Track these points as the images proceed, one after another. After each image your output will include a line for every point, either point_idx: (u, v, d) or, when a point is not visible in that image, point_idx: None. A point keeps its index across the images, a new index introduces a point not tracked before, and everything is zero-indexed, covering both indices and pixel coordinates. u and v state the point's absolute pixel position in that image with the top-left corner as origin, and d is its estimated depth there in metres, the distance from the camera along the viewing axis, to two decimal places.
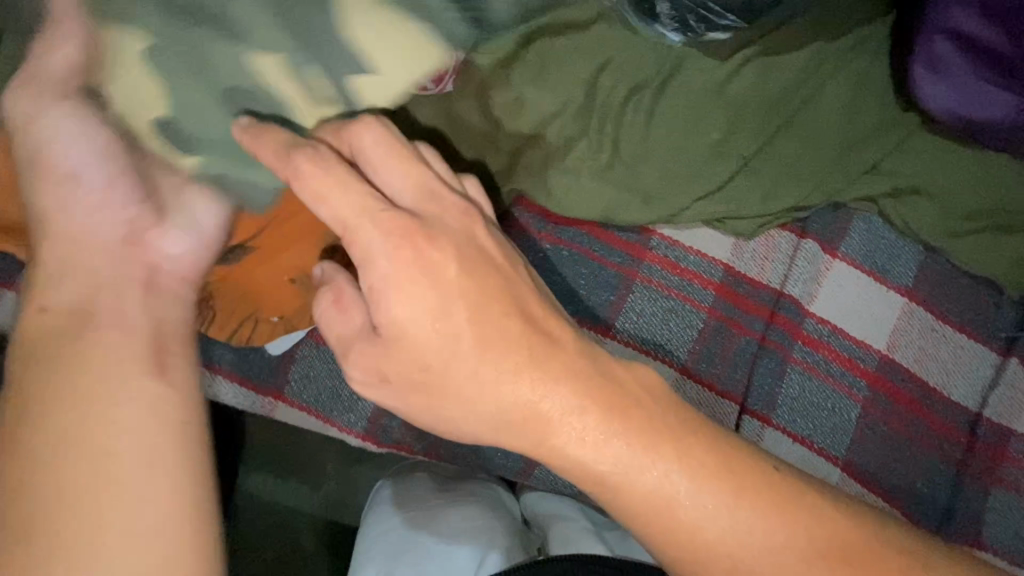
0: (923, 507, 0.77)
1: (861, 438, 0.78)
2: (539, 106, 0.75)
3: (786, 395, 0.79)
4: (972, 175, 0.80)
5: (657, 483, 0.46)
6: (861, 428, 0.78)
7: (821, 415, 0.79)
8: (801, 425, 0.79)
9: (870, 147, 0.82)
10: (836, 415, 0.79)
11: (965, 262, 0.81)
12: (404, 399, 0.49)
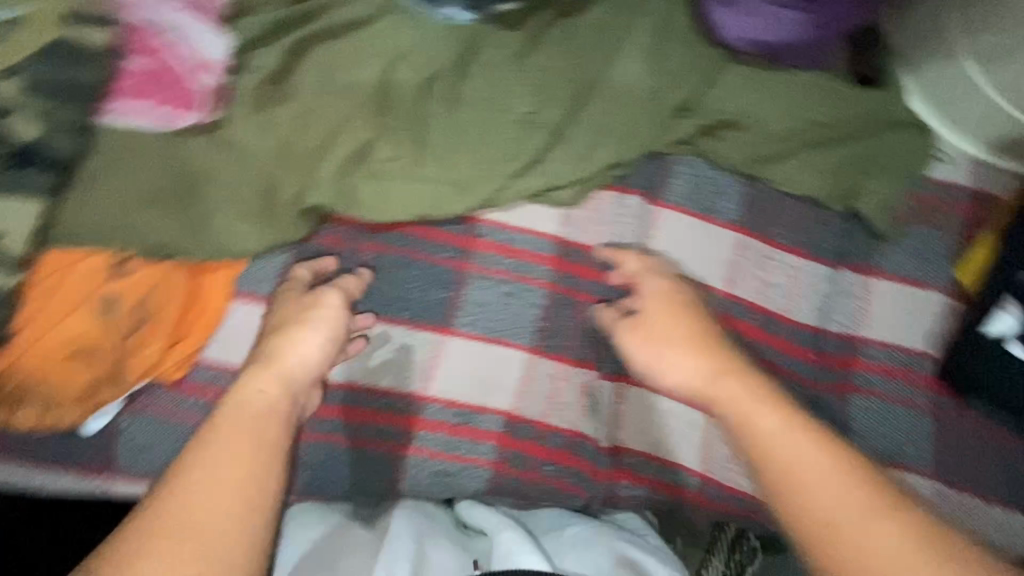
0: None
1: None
2: (329, 116, 0.74)
3: None
4: (782, 99, 0.83)
5: (773, 429, 0.56)
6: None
7: None
8: None
9: (677, 90, 0.83)
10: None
11: (785, 186, 0.81)
12: (646, 356, 0.70)
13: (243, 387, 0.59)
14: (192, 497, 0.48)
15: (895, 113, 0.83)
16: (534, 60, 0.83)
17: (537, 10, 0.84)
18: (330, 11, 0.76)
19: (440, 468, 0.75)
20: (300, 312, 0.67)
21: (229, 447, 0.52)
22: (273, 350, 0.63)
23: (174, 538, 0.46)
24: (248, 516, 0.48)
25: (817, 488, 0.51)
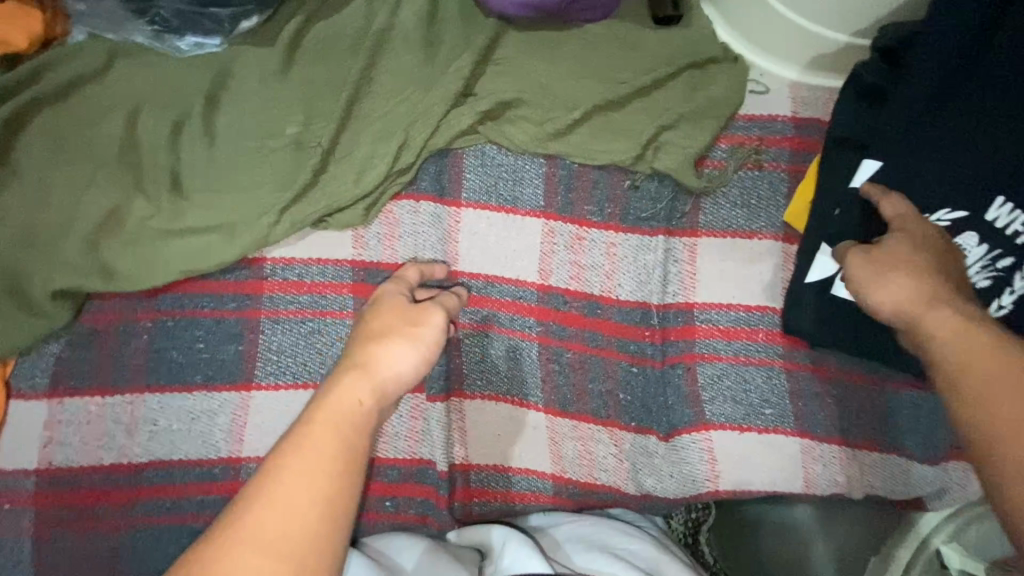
0: (633, 413, 0.75)
1: (555, 376, 0.75)
2: (67, 188, 0.69)
3: (468, 363, 0.76)
4: (571, 61, 0.76)
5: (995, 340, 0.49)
6: (549, 364, 0.75)
7: (505, 367, 0.75)
8: (494, 384, 0.76)
9: (452, 74, 0.75)
10: (522, 361, 0.75)
11: (587, 157, 0.73)
12: (868, 277, 0.58)
13: (339, 386, 0.53)
14: (281, 509, 0.44)
15: (699, 49, 0.76)
16: (295, 73, 0.76)
17: (289, 16, 0.77)
18: (50, 73, 0.71)
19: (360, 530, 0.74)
20: (407, 314, 0.62)
21: (307, 468, 0.47)
22: (364, 359, 0.56)
23: (245, 546, 0.43)
24: (325, 543, 0.44)
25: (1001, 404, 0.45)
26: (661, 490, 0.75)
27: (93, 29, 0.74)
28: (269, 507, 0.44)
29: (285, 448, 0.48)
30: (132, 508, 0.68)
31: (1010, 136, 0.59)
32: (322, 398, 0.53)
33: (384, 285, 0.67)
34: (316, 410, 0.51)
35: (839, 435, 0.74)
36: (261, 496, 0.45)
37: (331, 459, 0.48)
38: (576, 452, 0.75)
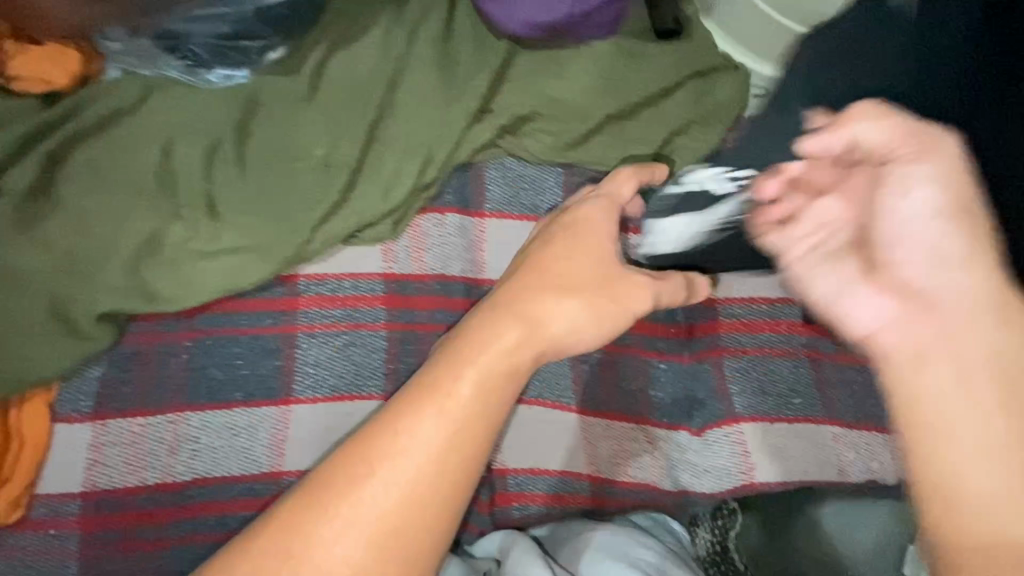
0: (662, 408, 0.77)
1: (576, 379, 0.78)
2: (107, 216, 0.71)
3: None
4: (580, 76, 0.80)
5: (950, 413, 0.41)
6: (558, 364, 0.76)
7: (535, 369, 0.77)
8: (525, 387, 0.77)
9: (470, 93, 0.79)
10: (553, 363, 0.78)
11: (604, 164, 0.77)
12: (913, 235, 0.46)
13: (498, 339, 0.51)
14: (414, 466, 0.46)
15: (700, 60, 0.81)
16: (321, 100, 0.80)
17: (312, 45, 0.80)
18: (88, 109, 0.74)
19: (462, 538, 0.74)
20: (606, 277, 0.57)
21: (443, 433, 0.47)
22: (530, 314, 0.53)
23: (347, 505, 0.45)
24: (433, 519, 0.47)
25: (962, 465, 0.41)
26: (697, 485, 0.76)
27: (127, 67, 0.78)
28: (406, 458, 0.46)
29: (429, 392, 0.49)
30: (177, 527, 0.68)
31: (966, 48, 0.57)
32: (476, 340, 0.51)
33: (587, 203, 0.61)
34: (478, 355, 0.50)
35: (866, 420, 0.76)
36: (398, 436, 0.47)
37: (463, 428, 0.48)
38: (610, 449, 0.76)
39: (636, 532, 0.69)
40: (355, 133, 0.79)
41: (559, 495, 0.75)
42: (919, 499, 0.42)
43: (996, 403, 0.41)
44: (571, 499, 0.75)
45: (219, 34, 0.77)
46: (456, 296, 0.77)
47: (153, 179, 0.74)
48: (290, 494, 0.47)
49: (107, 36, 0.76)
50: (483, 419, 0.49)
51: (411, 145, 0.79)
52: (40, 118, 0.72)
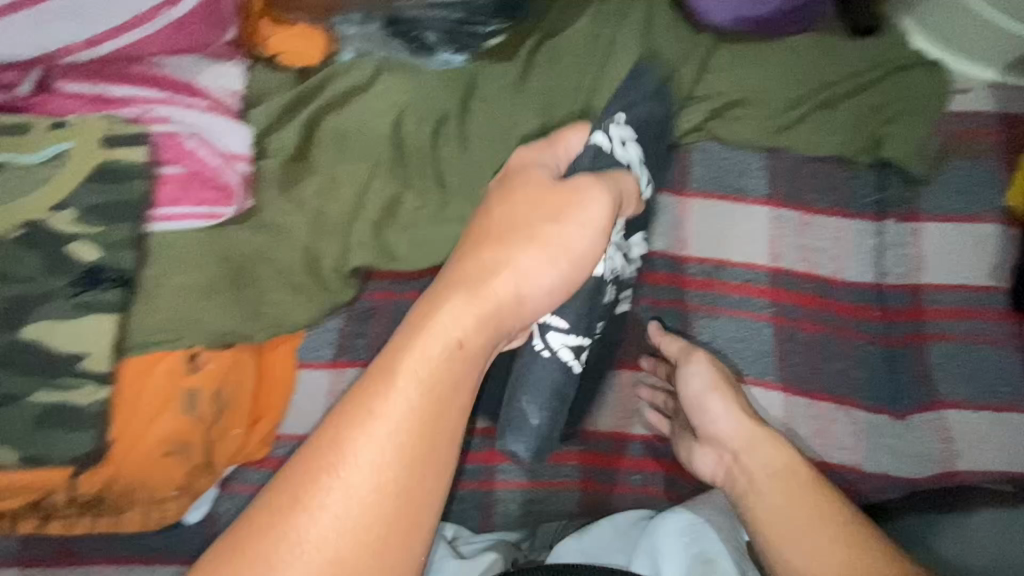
0: (849, 389, 0.78)
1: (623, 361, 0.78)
2: (351, 180, 0.76)
3: (696, 342, 0.78)
4: (784, 65, 0.83)
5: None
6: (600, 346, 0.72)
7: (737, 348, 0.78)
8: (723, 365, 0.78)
9: (678, 81, 0.83)
10: (753, 343, 0.78)
11: (810, 150, 0.80)
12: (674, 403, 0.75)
13: (445, 304, 0.46)
14: (344, 494, 0.41)
15: (904, 53, 0.83)
16: (532, 84, 0.85)
17: (526, 35, 0.86)
18: (334, 82, 0.80)
19: (506, 495, 0.76)
20: (547, 203, 0.52)
21: (394, 432, 0.42)
22: (489, 262, 0.48)
23: (297, 542, 0.40)
24: (396, 533, 0.41)
25: (803, 555, 0.53)
26: (900, 470, 0.76)
27: (361, 49, 0.83)
28: (373, 436, 0.42)
29: (351, 418, 0.43)
30: None
31: None
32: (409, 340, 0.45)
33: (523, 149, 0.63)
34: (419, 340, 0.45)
35: None
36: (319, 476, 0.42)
37: (439, 397, 0.44)
38: (812, 429, 0.77)
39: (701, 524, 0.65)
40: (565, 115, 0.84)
41: (591, 456, 0.77)
42: (767, 564, 0.55)
43: (823, 539, 0.53)
44: (608, 457, 0.77)
45: (453, 18, 0.84)
46: (661, 272, 0.80)
47: (389, 149, 0.79)
48: (217, 545, 0.42)
49: (348, 20, 0.83)
50: (370, 445, 0.42)
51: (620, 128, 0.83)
52: (298, 91, 0.77)
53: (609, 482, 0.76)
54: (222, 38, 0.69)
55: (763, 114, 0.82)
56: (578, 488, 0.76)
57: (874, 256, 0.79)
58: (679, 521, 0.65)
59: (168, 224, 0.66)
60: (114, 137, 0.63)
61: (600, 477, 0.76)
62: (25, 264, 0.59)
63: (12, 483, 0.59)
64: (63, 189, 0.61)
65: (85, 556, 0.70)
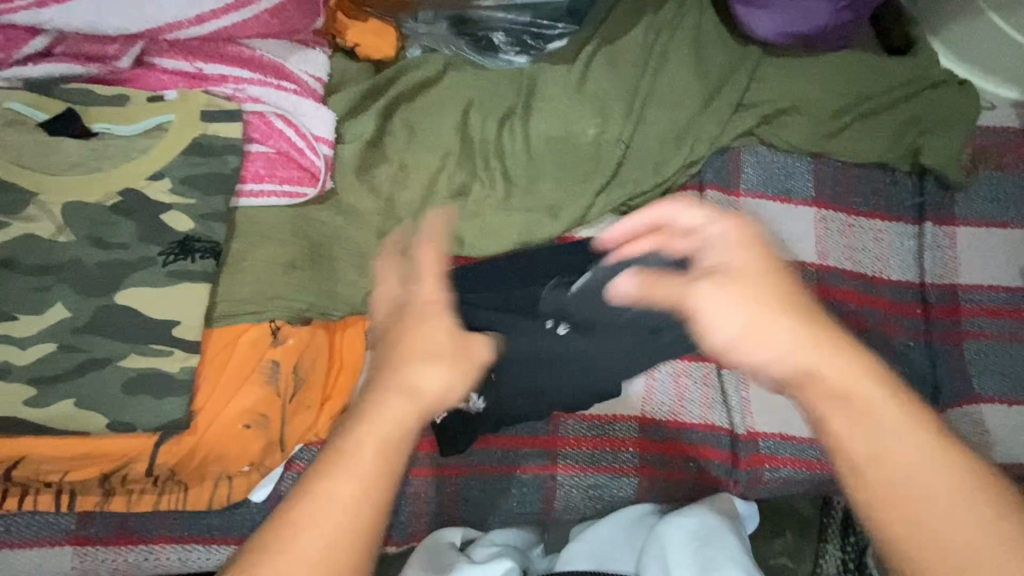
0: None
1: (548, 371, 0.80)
2: (424, 168, 0.79)
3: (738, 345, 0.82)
4: (828, 78, 0.88)
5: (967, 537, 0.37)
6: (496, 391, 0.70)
7: None
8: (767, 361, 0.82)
9: (730, 87, 0.88)
10: (714, 401, 0.80)
11: (853, 156, 0.85)
12: (744, 302, 0.44)
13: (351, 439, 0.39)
14: None
15: (937, 71, 0.89)
16: (589, 87, 0.89)
17: (585, 40, 0.91)
18: (406, 76, 0.84)
19: (565, 480, 0.77)
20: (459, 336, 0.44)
21: None
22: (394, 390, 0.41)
23: None
24: None
25: (888, 432, 0.40)
26: None
27: (428, 47, 0.88)
28: (291, 564, 0.35)
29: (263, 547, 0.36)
30: (468, 458, 0.74)
31: None
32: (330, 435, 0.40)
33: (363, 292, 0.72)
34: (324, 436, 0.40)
35: None
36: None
37: (373, 490, 0.37)
38: None
39: (710, 528, 0.68)
40: (622, 115, 0.88)
41: (652, 442, 0.78)
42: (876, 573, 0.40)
43: (942, 474, 0.39)
44: (666, 443, 0.78)
45: (521, 20, 0.87)
46: None
47: (457, 140, 0.82)
48: None
49: (418, 18, 0.87)
50: None
51: (676, 129, 0.87)
52: (374, 81, 0.80)
53: (666, 469, 0.78)
54: (313, 26, 0.72)
55: (811, 120, 0.87)
56: (635, 473, 0.77)
57: (915, 257, 0.84)
58: (689, 526, 0.68)
59: (255, 199, 0.68)
60: (212, 112, 0.65)
61: (660, 464, 0.78)
62: (124, 229, 0.60)
63: (99, 448, 0.59)
64: (163, 159, 0.62)
65: (146, 535, 0.68)
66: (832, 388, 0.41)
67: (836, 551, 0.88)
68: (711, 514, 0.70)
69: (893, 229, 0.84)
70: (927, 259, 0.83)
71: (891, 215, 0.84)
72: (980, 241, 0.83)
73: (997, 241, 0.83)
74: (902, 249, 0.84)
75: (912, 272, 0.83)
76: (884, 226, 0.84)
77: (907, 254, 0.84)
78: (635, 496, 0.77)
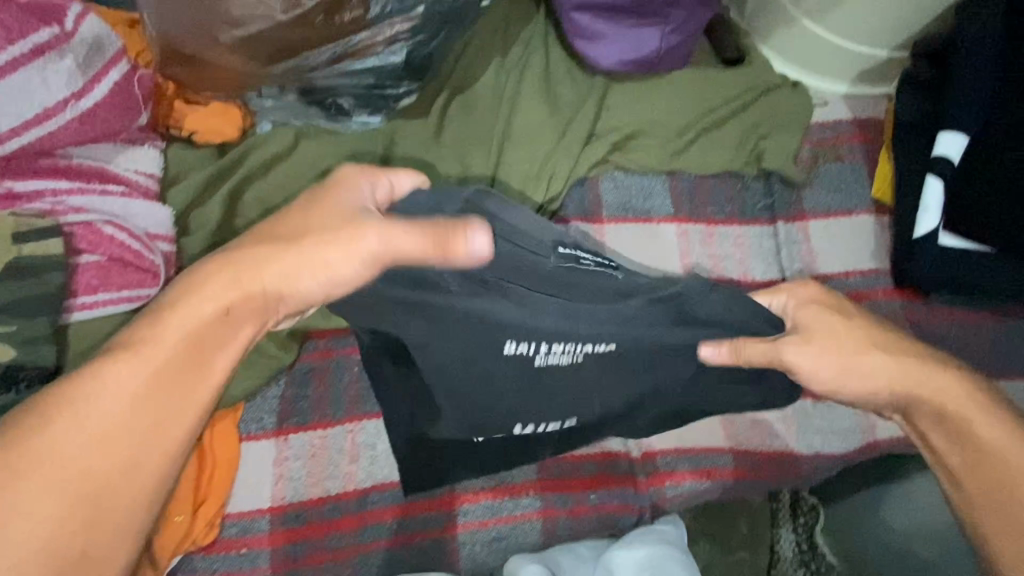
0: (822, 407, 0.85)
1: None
2: None
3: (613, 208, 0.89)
4: (669, 97, 0.92)
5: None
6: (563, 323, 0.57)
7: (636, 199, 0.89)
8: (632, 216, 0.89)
9: (580, 119, 0.91)
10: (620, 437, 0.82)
11: (702, 169, 0.89)
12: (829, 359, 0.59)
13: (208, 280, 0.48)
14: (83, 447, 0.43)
15: (768, 77, 0.94)
16: (448, 137, 0.90)
17: (437, 93, 0.92)
18: (252, 154, 0.83)
19: (467, 538, 0.75)
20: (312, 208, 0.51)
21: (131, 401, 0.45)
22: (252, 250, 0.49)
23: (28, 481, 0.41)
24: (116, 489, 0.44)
25: (1004, 454, 0.55)
26: (827, 448, 0.84)
27: (278, 120, 0.87)
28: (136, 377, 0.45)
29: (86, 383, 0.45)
30: (360, 535, 0.72)
31: (1003, 115, 0.77)
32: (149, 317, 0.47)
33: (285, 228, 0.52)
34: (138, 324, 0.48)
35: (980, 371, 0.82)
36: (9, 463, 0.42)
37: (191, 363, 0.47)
38: (745, 422, 0.84)
39: (663, 554, 0.70)
40: (481, 158, 0.90)
41: (550, 480, 0.79)
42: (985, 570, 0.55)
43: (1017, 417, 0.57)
44: (565, 480, 0.79)
45: (364, 84, 0.84)
46: None
47: None
48: None
49: (261, 94, 0.84)
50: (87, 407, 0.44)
51: (537, 165, 0.89)
52: (218, 166, 0.80)
53: (567, 506, 0.78)
54: (136, 123, 0.71)
55: (659, 140, 0.90)
56: (536, 516, 0.77)
57: (773, 257, 0.87)
58: (640, 554, 0.70)
59: (93, 313, 0.65)
60: (26, 232, 0.63)
61: (560, 504, 0.78)
62: None
63: None
64: None
65: None
66: (933, 409, 0.58)
67: (789, 534, 0.82)
68: (644, 539, 0.71)
69: (749, 232, 0.88)
70: (788, 256, 0.87)
71: (745, 220, 0.88)
72: (830, 231, 0.88)
73: (846, 229, 0.88)
74: (759, 251, 0.87)
75: (774, 271, 0.87)
76: (740, 231, 0.88)
77: (767, 255, 0.87)
78: (541, 542, 0.76)
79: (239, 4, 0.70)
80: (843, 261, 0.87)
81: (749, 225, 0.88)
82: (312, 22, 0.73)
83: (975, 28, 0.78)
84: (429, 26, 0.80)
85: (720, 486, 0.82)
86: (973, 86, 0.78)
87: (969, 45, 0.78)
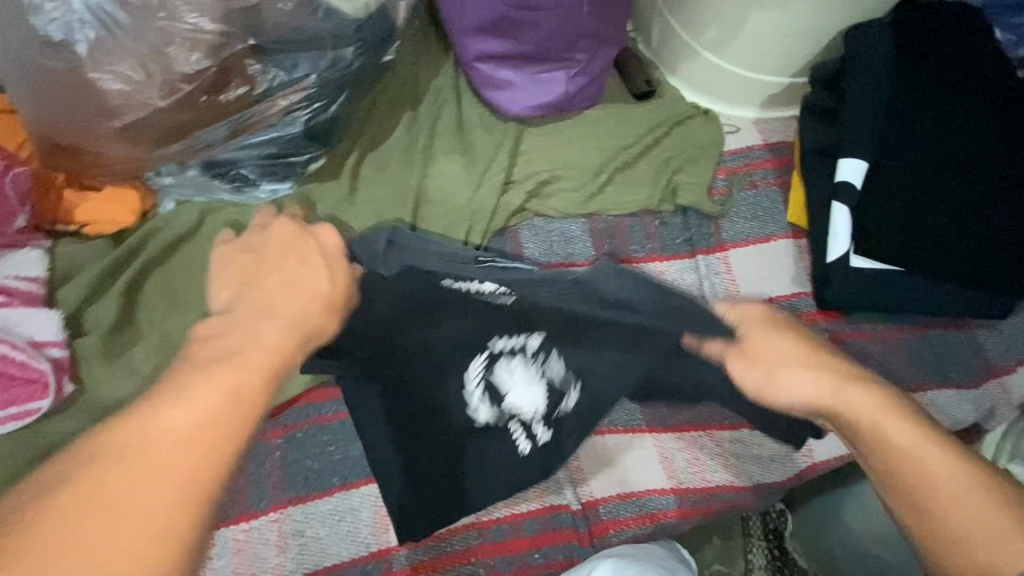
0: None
1: (355, 511, 0.75)
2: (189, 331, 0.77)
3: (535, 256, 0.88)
4: (583, 139, 0.92)
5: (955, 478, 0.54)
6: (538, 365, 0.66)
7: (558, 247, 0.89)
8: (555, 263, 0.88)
9: (495, 167, 0.90)
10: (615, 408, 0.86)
11: (619, 209, 0.90)
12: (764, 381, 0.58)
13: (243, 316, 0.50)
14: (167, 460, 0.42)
15: (679, 109, 0.95)
16: (362, 197, 0.88)
17: (348, 152, 0.90)
18: (153, 239, 0.80)
19: None
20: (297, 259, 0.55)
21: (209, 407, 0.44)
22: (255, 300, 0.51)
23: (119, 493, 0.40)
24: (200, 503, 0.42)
25: (910, 454, 0.54)
26: (767, 477, 0.84)
27: (181, 198, 0.83)
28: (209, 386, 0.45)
29: (158, 397, 0.45)
30: None
31: (895, 141, 0.79)
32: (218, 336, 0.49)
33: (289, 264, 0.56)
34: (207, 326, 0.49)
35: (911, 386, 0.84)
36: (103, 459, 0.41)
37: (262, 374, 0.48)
38: (684, 459, 0.83)
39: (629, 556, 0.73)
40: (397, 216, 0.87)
41: (490, 545, 0.77)
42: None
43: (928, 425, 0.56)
44: (506, 542, 0.77)
45: (266, 153, 0.81)
46: None
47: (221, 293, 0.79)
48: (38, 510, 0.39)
49: (161, 172, 0.81)
50: (159, 420, 0.43)
51: (455, 219, 0.88)
52: (113, 257, 0.78)
53: (510, 569, 0.76)
54: (13, 225, 0.75)
55: (576, 184, 0.90)
56: None
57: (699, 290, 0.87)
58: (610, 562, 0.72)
59: None
60: None
61: (502, 568, 0.76)
62: None
63: None
64: None
65: None
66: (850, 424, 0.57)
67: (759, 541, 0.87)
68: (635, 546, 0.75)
69: (672, 266, 0.88)
70: (713, 287, 0.87)
71: (667, 255, 0.89)
72: (751, 259, 0.89)
73: (767, 254, 0.89)
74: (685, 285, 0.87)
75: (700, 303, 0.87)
76: (664, 266, 0.88)
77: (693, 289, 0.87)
78: None
79: (115, 94, 0.69)
80: (766, 288, 0.88)
81: (672, 259, 0.88)
82: (195, 103, 0.73)
83: (858, 71, 0.82)
84: (325, 92, 0.78)
85: (664, 529, 0.81)
86: (863, 114, 0.81)
87: (860, 74, 0.82)
